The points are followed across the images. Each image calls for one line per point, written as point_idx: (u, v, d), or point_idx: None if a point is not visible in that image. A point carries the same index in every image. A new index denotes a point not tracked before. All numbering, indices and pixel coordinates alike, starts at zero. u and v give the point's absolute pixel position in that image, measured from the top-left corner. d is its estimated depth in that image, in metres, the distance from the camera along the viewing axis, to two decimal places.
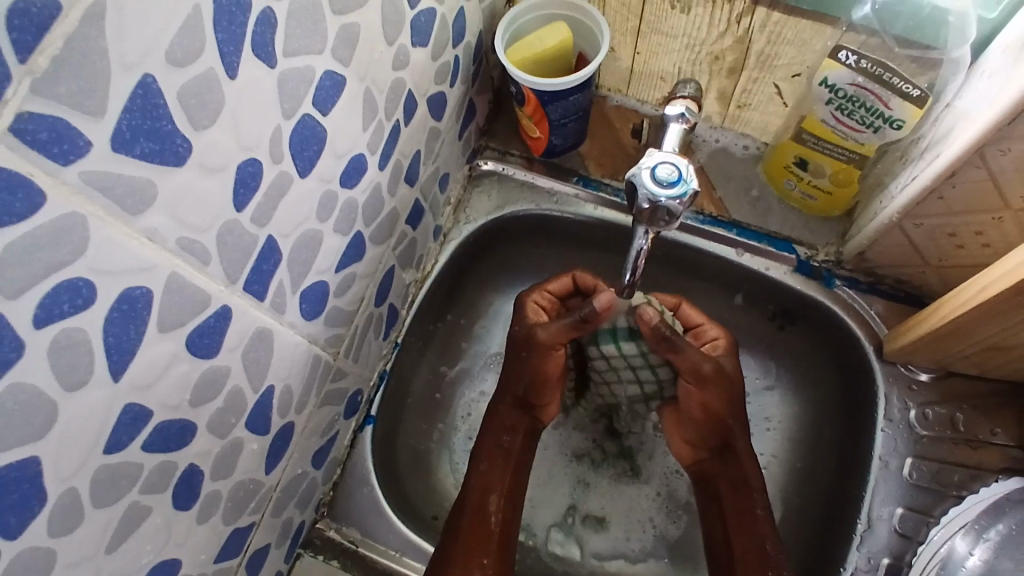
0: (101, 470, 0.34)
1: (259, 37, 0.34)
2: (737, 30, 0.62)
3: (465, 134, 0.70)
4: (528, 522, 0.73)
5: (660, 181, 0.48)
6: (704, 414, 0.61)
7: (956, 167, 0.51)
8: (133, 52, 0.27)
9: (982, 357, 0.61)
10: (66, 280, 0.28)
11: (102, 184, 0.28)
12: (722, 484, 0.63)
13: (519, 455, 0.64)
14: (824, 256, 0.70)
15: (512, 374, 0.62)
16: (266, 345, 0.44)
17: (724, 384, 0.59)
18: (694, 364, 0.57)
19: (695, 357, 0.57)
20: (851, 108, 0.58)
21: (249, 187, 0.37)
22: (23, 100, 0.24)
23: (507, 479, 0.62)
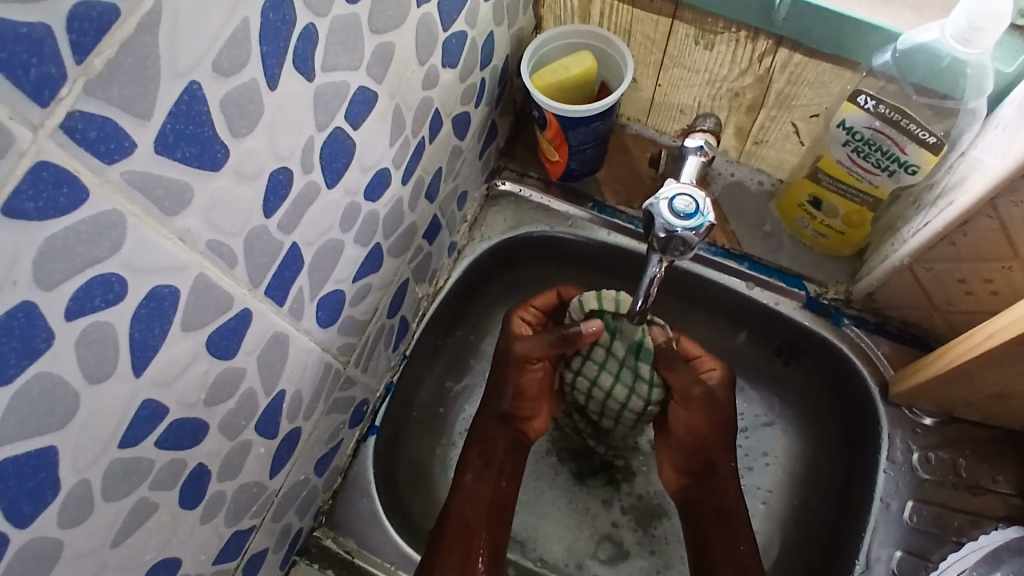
0: (114, 463, 0.34)
1: (301, 52, 0.35)
2: (758, 68, 0.63)
3: (485, 154, 0.71)
4: (539, 553, 0.72)
5: (678, 213, 0.49)
6: (690, 436, 0.62)
7: (968, 216, 0.52)
8: (183, 60, 0.28)
9: (984, 403, 0.61)
10: (100, 276, 0.29)
11: (143, 184, 0.29)
12: (704, 510, 0.62)
13: (501, 464, 0.64)
14: (834, 293, 0.70)
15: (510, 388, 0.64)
16: (282, 350, 0.45)
17: (712, 408, 0.61)
18: (686, 383, 0.60)
19: (688, 377, 0.60)
20: (867, 151, 0.59)
21: (278, 195, 0.38)
22: (78, 99, 0.25)
23: (487, 495, 0.62)
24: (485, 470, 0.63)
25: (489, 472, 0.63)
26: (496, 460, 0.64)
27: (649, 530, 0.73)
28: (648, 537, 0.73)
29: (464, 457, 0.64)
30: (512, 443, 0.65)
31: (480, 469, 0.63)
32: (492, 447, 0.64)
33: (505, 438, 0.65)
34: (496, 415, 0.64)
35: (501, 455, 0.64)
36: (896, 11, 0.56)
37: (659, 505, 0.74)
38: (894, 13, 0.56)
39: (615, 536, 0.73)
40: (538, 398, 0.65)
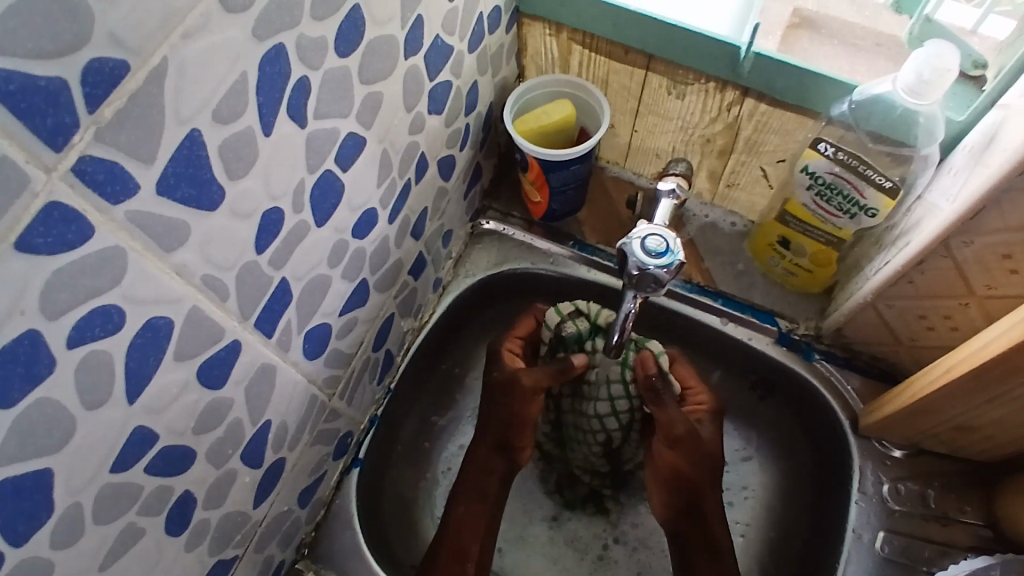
0: (105, 487, 0.35)
1: (294, 101, 0.38)
2: (726, 117, 0.67)
3: (470, 194, 0.74)
4: None
5: (650, 252, 0.52)
6: (675, 475, 0.63)
7: (923, 256, 0.55)
8: (187, 109, 0.31)
9: (948, 436, 0.64)
10: (100, 307, 0.30)
11: (143, 222, 0.31)
12: (693, 545, 0.63)
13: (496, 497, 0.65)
14: (804, 330, 0.73)
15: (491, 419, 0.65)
16: (268, 380, 0.46)
17: (695, 450, 0.62)
18: (671, 422, 0.61)
19: (674, 415, 0.61)
20: (829, 195, 0.62)
21: (269, 233, 0.41)
22: (88, 145, 0.27)
23: (483, 521, 0.63)
24: (480, 501, 0.64)
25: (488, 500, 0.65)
26: (491, 494, 0.65)
27: (638, 553, 0.74)
28: (636, 562, 0.74)
29: (457, 491, 0.65)
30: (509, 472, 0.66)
31: (472, 500, 0.64)
32: (488, 479, 0.65)
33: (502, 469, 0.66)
34: (477, 445, 0.66)
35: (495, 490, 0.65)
36: (850, 65, 0.60)
37: (646, 529, 0.75)
38: (871, 61, 0.60)
39: (612, 566, 0.74)
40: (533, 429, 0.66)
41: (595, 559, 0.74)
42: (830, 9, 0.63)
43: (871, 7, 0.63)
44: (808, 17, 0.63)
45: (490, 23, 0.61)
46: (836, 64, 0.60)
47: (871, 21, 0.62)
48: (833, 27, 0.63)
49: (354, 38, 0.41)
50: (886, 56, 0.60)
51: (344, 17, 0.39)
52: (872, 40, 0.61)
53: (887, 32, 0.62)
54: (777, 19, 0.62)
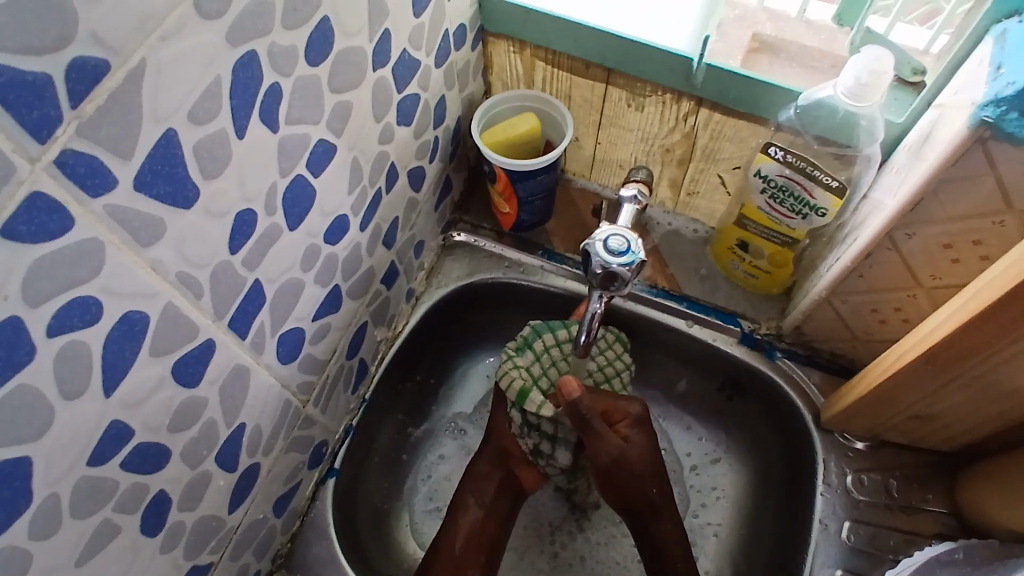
0: (82, 481, 0.35)
1: (266, 106, 0.40)
2: (683, 126, 0.70)
3: (440, 207, 0.76)
4: None
5: (612, 251, 0.54)
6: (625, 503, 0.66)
7: (870, 250, 0.58)
8: (163, 109, 0.33)
9: (908, 425, 0.66)
10: (79, 297, 0.31)
11: (120, 215, 0.32)
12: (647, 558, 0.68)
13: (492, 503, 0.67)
14: (766, 329, 0.75)
15: (490, 432, 0.70)
16: (242, 382, 0.47)
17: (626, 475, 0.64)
18: (598, 452, 0.62)
19: (603, 448, 0.62)
20: (782, 197, 0.65)
21: (243, 233, 0.42)
22: (71, 138, 0.28)
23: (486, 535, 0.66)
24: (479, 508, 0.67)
25: (479, 506, 0.67)
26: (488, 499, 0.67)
27: (589, 561, 0.75)
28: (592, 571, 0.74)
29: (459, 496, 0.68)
30: (501, 485, 0.68)
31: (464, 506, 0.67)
32: (485, 484, 0.68)
33: (496, 477, 0.68)
34: (479, 457, 0.69)
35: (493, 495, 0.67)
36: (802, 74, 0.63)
37: (615, 532, 0.76)
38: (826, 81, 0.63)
39: (568, 568, 0.74)
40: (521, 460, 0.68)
41: (551, 557, 0.75)
42: (788, 32, 0.65)
43: (826, 30, 0.64)
44: (766, 42, 0.65)
45: (455, 39, 0.64)
46: (783, 76, 0.63)
47: (829, 45, 0.64)
48: (791, 51, 0.65)
49: (324, 48, 0.43)
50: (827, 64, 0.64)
51: (313, 28, 0.41)
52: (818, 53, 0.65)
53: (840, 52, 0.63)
54: (735, 45, 0.64)
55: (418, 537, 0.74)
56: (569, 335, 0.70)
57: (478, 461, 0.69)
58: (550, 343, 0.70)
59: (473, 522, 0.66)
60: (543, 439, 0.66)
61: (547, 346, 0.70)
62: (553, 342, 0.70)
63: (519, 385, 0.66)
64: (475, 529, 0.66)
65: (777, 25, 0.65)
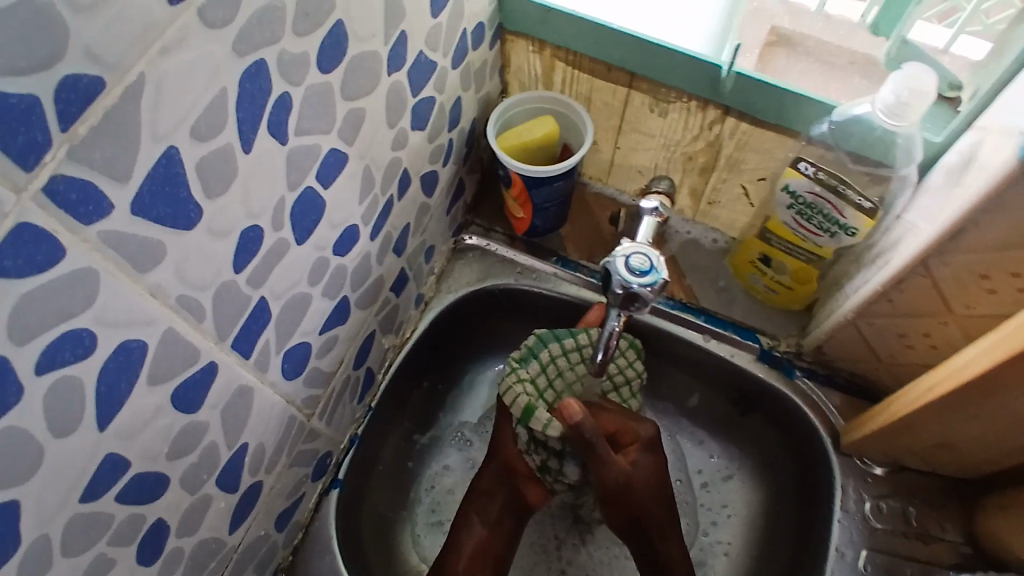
0: (75, 518, 0.34)
1: (275, 117, 0.37)
2: (708, 134, 0.67)
3: (453, 210, 0.74)
4: None
5: (633, 270, 0.52)
6: (630, 526, 0.64)
7: (902, 275, 0.56)
8: (164, 126, 0.30)
9: (928, 453, 0.64)
10: (71, 330, 0.29)
11: (117, 241, 0.30)
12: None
13: (498, 520, 0.65)
14: (786, 346, 0.73)
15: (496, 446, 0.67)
16: (246, 402, 0.45)
17: (632, 499, 0.62)
18: (604, 476, 0.61)
19: (610, 472, 0.61)
20: (810, 213, 0.62)
21: (248, 251, 0.40)
22: (61, 163, 0.26)
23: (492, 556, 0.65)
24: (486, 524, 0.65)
25: (483, 525, 0.65)
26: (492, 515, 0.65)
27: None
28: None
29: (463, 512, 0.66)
30: (507, 502, 0.66)
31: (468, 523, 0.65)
32: (489, 502, 0.66)
33: (500, 495, 0.66)
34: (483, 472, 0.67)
35: (497, 513, 0.65)
36: (821, 80, 0.62)
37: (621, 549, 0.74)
38: (844, 79, 0.62)
39: None
40: (528, 476, 0.66)
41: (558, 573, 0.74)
42: (803, 26, 0.65)
43: (846, 26, 0.64)
44: (783, 35, 0.65)
45: (473, 39, 0.61)
46: (816, 91, 0.61)
47: (847, 40, 0.64)
48: (807, 45, 0.64)
49: (337, 55, 0.40)
50: (858, 73, 0.62)
51: (326, 33, 0.39)
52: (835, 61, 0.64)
53: (862, 51, 0.63)
54: (753, 40, 0.64)
55: (420, 548, 0.73)
56: (577, 344, 0.68)
57: (481, 479, 0.67)
58: (557, 353, 0.68)
59: (478, 543, 0.64)
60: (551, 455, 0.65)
61: (553, 356, 0.67)
62: (560, 351, 0.68)
63: (524, 402, 0.64)
64: (480, 548, 0.64)
65: (794, 18, 0.65)
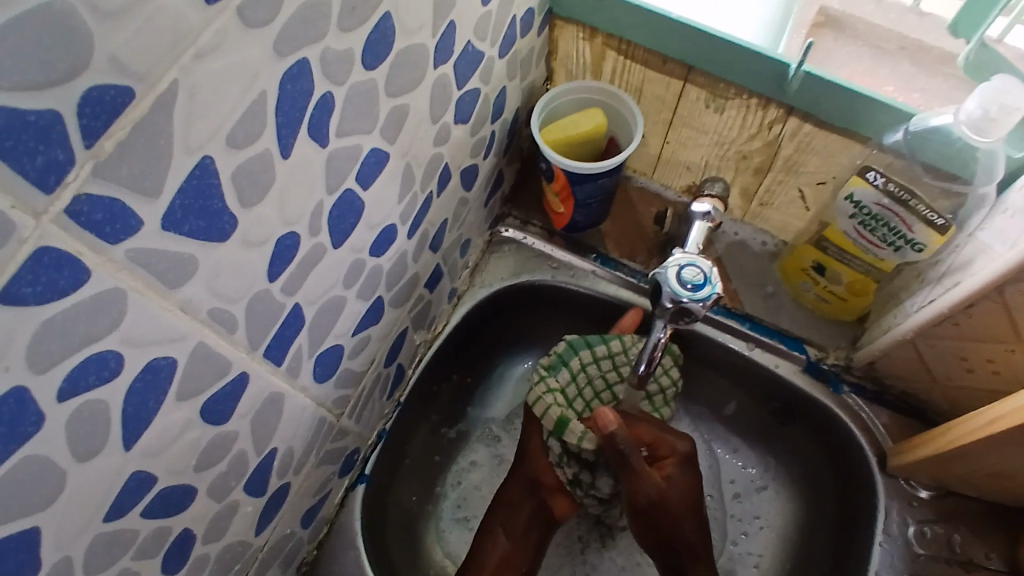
0: (98, 536, 0.33)
1: (316, 119, 0.35)
2: (767, 134, 0.63)
3: (490, 201, 0.71)
4: None
5: (685, 282, 0.49)
6: (656, 542, 0.62)
7: (972, 299, 0.52)
8: (197, 136, 0.28)
9: (981, 481, 0.60)
10: (96, 354, 0.28)
11: (146, 260, 0.28)
12: None
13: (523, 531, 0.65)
14: (833, 359, 0.69)
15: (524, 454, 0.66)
16: (276, 409, 0.44)
17: (663, 515, 0.60)
18: (637, 491, 0.59)
19: (642, 487, 0.59)
20: (874, 225, 0.59)
21: (284, 259, 0.37)
22: (84, 182, 0.24)
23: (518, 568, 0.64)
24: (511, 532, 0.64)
25: (507, 536, 0.64)
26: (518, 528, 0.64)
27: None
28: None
29: (488, 525, 0.65)
30: (534, 513, 0.65)
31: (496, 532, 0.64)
32: (515, 514, 0.65)
33: (527, 507, 0.65)
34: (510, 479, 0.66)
35: (524, 524, 0.65)
36: (873, 68, 0.60)
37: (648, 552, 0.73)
38: (894, 63, 0.60)
39: None
40: (559, 489, 0.64)
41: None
42: (855, 8, 0.62)
43: (897, 9, 0.62)
44: (832, 16, 0.62)
45: (522, 25, 0.57)
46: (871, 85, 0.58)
47: (896, 24, 0.61)
48: (858, 28, 0.62)
49: (383, 50, 0.38)
50: (910, 59, 0.60)
51: (372, 27, 0.36)
52: (909, 61, 0.59)
53: (913, 36, 0.60)
54: (802, 20, 0.61)
55: (444, 545, 0.72)
56: (610, 351, 0.66)
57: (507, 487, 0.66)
58: (588, 360, 0.66)
59: (503, 554, 0.64)
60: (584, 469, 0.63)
61: (584, 363, 0.65)
62: (591, 359, 0.66)
63: (556, 414, 0.62)
64: (506, 558, 0.64)
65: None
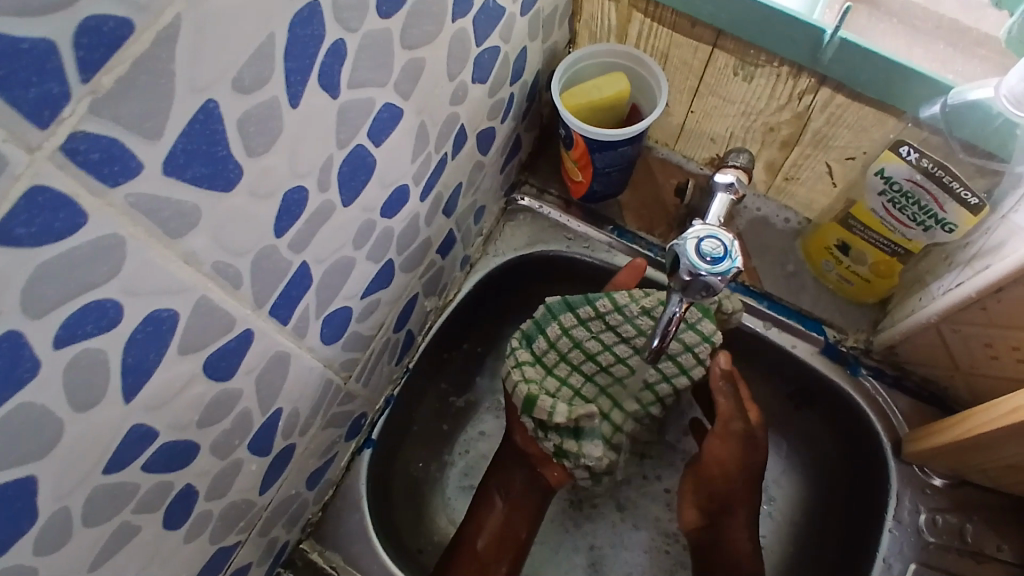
0: (98, 487, 0.32)
1: (328, 68, 0.33)
2: (797, 105, 0.60)
3: (506, 168, 0.69)
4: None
5: (704, 255, 0.47)
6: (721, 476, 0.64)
7: (1004, 283, 0.49)
8: (202, 78, 0.26)
9: (998, 472, 0.58)
10: (95, 301, 0.27)
11: (148, 206, 0.27)
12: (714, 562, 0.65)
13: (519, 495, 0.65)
14: (853, 342, 0.68)
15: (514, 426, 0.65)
16: (282, 368, 0.43)
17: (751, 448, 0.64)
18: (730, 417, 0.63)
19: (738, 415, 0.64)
20: (904, 203, 0.56)
21: (292, 214, 0.36)
22: (81, 119, 0.23)
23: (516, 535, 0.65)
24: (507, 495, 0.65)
25: (504, 500, 0.65)
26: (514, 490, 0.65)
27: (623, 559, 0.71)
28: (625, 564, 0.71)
29: (487, 485, 0.66)
30: (529, 479, 0.65)
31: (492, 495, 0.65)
32: (510, 477, 0.65)
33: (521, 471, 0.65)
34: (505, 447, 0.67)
35: (520, 487, 0.65)
36: (908, 45, 0.55)
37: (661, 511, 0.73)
38: (927, 43, 0.56)
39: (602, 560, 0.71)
40: (547, 460, 0.64)
41: (587, 552, 0.72)
42: None
43: None
44: None
45: None
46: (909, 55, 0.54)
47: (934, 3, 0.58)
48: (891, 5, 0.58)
49: None
50: (944, 41, 0.56)
51: None
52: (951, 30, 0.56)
53: (950, 16, 0.57)
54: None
55: (449, 512, 0.72)
56: (597, 312, 0.61)
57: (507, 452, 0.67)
58: (571, 325, 0.62)
59: (500, 516, 0.65)
60: (571, 439, 0.61)
61: (566, 328, 0.62)
62: (574, 324, 0.62)
63: (525, 393, 0.60)
64: (503, 522, 0.64)
65: None
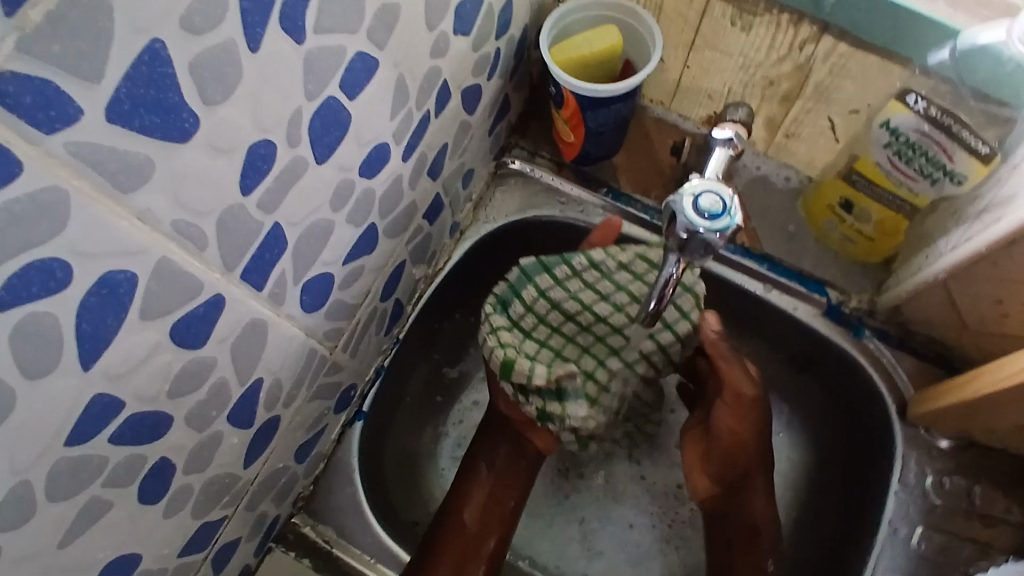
0: (61, 462, 0.31)
1: (290, 9, 0.31)
2: (798, 56, 0.57)
3: (495, 130, 0.67)
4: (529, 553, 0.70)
5: (702, 211, 0.45)
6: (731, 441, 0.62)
7: (1017, 236, 0.47)
8: (146, 15, 0.24)
9: (1006, 432, 0.57)
10: (39, 261, 0.25)
11: (92, 156, 0.25)
12: (731, 531, 0.64)
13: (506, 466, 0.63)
14: (856, 303, 0.66)
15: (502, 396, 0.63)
16: (259, 337, 0.41)
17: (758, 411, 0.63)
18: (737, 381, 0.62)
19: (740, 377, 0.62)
20: (910, 154, 0.54)
21: (258, 170, 0.34)
22: (4, 57, 0.21)
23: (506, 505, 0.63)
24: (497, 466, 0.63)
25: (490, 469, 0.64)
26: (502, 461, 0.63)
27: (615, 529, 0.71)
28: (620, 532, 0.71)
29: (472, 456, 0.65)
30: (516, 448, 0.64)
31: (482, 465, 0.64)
32: (498, 447, 0.64)
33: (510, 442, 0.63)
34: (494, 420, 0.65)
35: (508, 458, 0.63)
36: None
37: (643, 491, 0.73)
38: None
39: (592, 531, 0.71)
40: (531, 424, 0.62)
41: (579, 524, 0.71)
42: None
43: None
44: None
45: None
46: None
47: None
48: None
49: None
50: None
51: None
52: None
53: None
54: None
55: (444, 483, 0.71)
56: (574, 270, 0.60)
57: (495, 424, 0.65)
58: (548, 285, 0.60)
59: (490, 487, 0.63)
60: (555, 402, 0.59)
61: (543, 289, 0.60)
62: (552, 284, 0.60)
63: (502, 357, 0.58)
64: (496, 493, 0.63)
65: None
